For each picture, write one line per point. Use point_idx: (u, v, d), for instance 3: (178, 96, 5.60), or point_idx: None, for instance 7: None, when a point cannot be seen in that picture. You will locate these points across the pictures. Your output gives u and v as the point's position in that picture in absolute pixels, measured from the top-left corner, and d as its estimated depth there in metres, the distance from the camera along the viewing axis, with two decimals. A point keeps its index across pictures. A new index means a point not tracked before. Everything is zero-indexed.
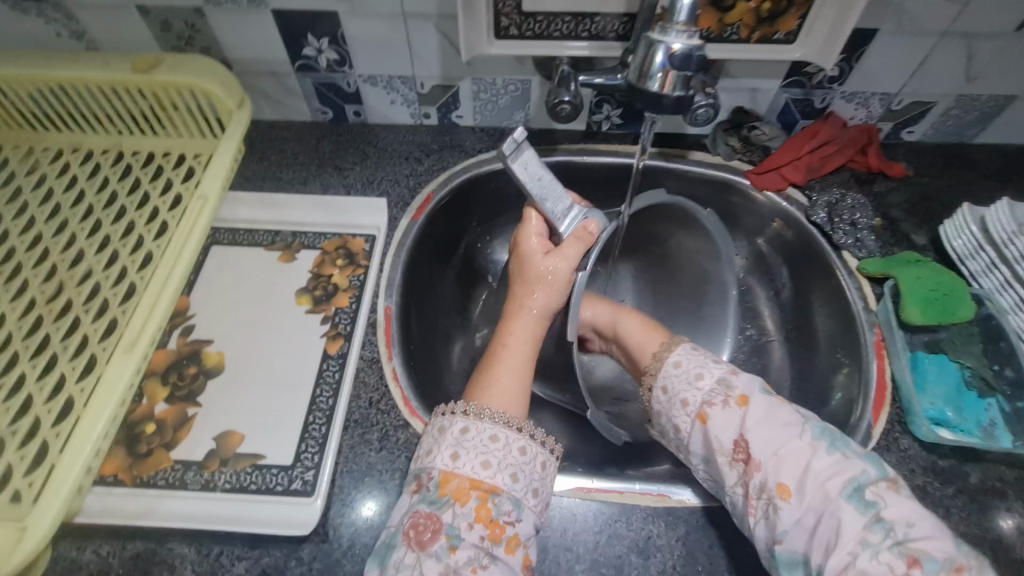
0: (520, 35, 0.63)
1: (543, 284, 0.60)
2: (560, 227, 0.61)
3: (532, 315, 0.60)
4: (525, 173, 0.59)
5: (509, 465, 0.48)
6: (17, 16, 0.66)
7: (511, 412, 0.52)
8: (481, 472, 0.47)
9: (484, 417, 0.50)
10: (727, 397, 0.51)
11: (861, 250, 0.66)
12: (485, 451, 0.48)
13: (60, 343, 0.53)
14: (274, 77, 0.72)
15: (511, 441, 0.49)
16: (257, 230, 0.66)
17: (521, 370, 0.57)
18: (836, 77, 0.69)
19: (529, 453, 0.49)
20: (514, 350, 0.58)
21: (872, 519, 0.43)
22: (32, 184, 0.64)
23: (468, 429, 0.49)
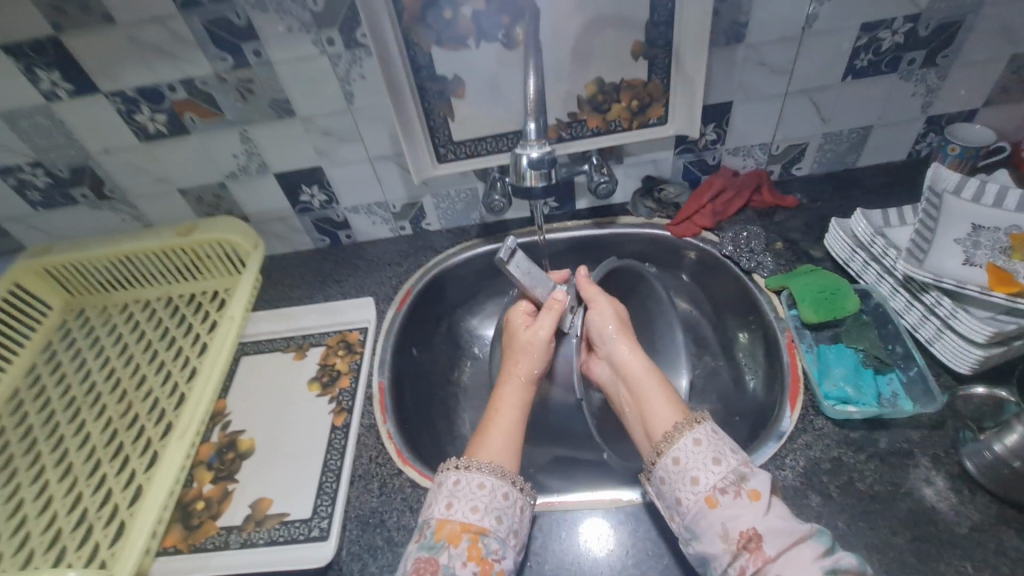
0: (456, 158, 0.83)
1: (530, 354, 0.69)
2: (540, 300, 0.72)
3: (518, 383, 0.68)
4: (519, 271, 0.69)
5: (494, 509, 0.56)
6: (96, 212, 0.90)
7: (498, 464, 0.60)
8: (471, 516, 0.55)
9: (473, 468, 0.59)
10: (739, 488, 0.53)
11: (765, 270, 0.78)
12: (474, 498, 0.56)
13: (131, 447, 0.68)
14: (282, 220, 0.93)
15: (497, 488, 0.58)
16: (276, 338, 0.83)
17: (511, 434, 0.64)
18: (716, 140, 0.86)
19: (512, 498, 0.58)
20: (504, 414, 0.66)
21: None
22: (107, 331, 0.84)
23: (459, 480, 0.58)
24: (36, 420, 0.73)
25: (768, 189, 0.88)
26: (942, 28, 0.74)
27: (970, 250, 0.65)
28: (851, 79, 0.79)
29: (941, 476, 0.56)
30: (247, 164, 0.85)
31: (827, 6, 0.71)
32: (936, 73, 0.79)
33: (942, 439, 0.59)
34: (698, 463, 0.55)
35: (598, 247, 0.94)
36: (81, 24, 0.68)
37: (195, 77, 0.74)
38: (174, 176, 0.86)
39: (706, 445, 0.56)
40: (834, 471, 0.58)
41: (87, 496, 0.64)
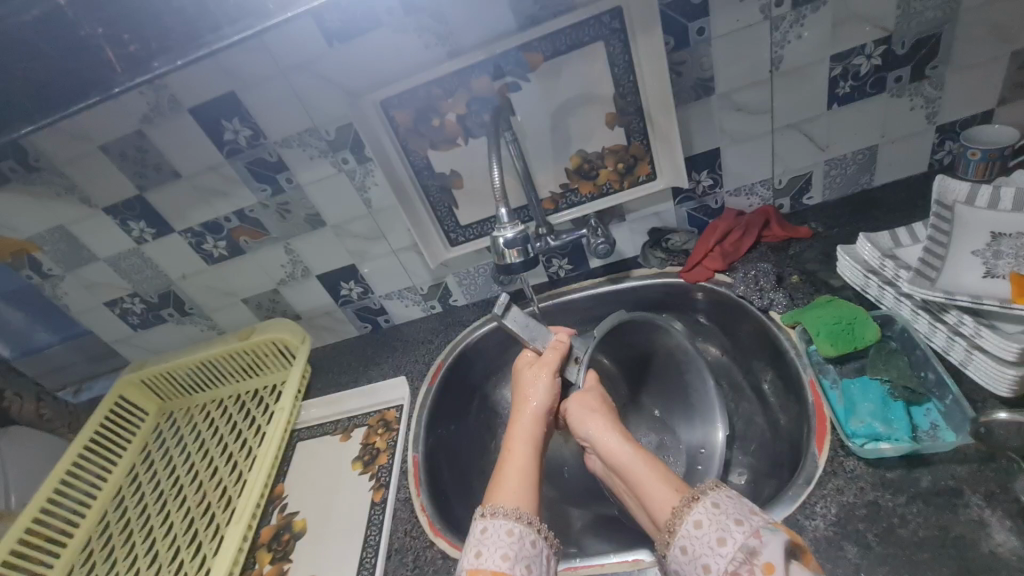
0: (467, 239, 0.91)
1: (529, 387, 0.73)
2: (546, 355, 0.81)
3: (523, 413, 0.70)
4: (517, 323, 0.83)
5: (525, 557, 0.54)
6: (180, 327, 1.06)
7: (520, 506, 0.58)
8: (502, 563, 0.53)
9: (497, 514, 0.57)
10: (752, 567, 0.44)
11: (780, 307, 0.77)
12: (504, 546, 0.54)
13: (205, 532, 0.77)
14: (328, 314, 1.05)
15: (524, 537, 0.55)
16: (326, 422, 0.92)
17: (523, 467, 0.62)
18: (713, 185, 0.87)
19: (540, 545, 0.55)
20: (515, 449, 0.65)
21: None
22: (189, 429, 0.96)
23: (486, 528, 0.56)
24: (133, 512, 0.84)
25: (778, 223, 0.87)
26: (919, 42, 0.74)
27: (991, 260, 0.62)
28: (836, 106, 0.80)
29: (998, 515, 0.50)
30: (293, 270, 0.98)
31: (789, 47, 0.74)
32: (930, 84, 0.78)
33: (995, 472, 0.53)
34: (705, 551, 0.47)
35: (617, 302, 0.97)
36: (157, 183, 0.85)
37: (245, 207, 0.89)
38: (236, 289, 1.00)
39: (705, 523, 0.47)
40: (871, 517, 0.54)
41: None
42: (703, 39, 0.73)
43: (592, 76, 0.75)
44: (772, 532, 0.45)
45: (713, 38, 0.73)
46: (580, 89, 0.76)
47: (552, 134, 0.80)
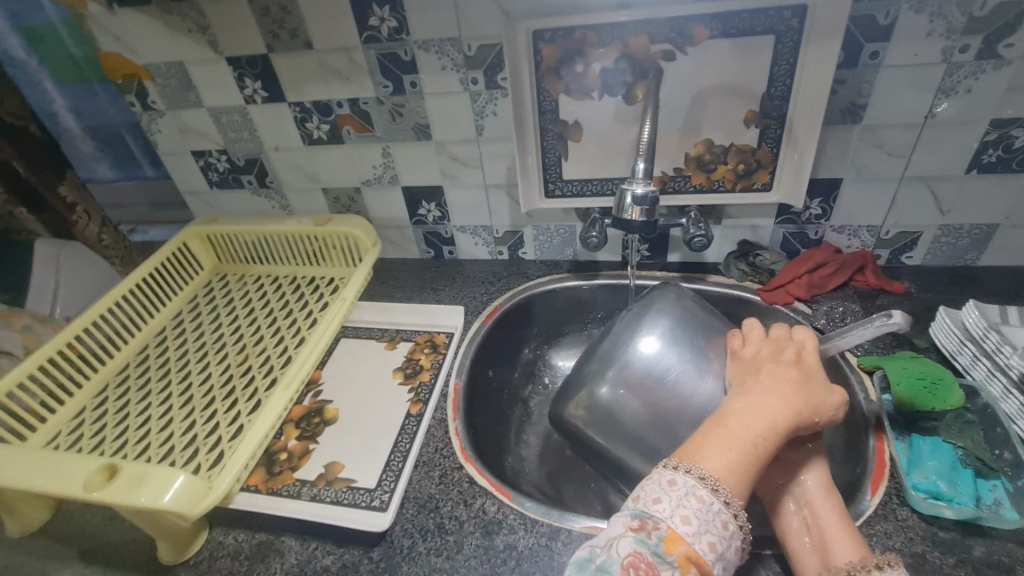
0: (563, 195, 0.90)
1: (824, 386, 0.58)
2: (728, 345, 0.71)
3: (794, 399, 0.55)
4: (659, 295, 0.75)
5: (722, 558, 0.46)
6: (255, 198, 1.07)
7: (735, 495, 0.48)
8: (707, 552, 0.45)
9: (716, 491, 0.47)
10: None
11: (858, 349, 0.76)
12: (714, 532, 0.46)
13: (242, 391, 0.78)
14: (397, 229, 1.05)
15: (732, 534, 0.47)
16: (373, 328, 0.92)
17: (758, 456, 0.52)
18: (821, 215, 0.86)
19: (737, 549, 0.47)
20: (756, 428, 0.53)
21: None
22: (240, 295, 0.97)
23: (703, 496, 0.47)
24: (174, 354, 0.86)
25: (873, 271, 0.85)
26: None
27: None
28: (975, 172, 0.77)
29: None
30: (382, 174, 0.98)
31: (954, 98, 0.72)
32: None
33: None
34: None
35: None
36: (288, 48, 0.85)
37: (361, 98, 0.88)
38: (321, 176, 1.01)
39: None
40: (915, 567, 0.53)
41: (199, 423, 0.73)
42: (873, 64, 0.71)
43: (751, 68, 0.73)
44: None
45: (884, 66, 0.71)
46: (733, 77, 0.74)
47: (686, 115, 0.79)
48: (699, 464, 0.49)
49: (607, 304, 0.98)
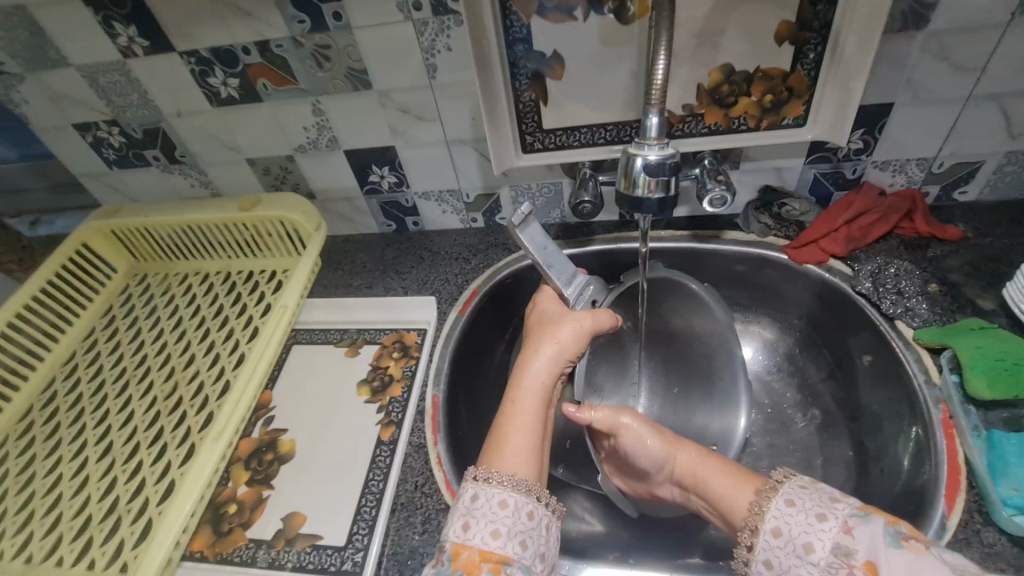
0: (544, 148, 0.73)
1: (562, 329, 0.60)
2: (569, 291, 0.64)
3: (545, 361, 0.58)
4: (534, 246, 0.63)
5: (519, 533, 0.47)
6: (167, 177, 0.87)
7: (523, 474, 0.50)
8: (491, 542, 0.46)
9: (494, 482, 0.49)
10: (851, 569, 0.42)
11: (914, 319, 0.62)
12: (495, 519, 0.47)
13: (170, 433, 0.64)
14: (348, 201, 0.86)
15: (523, 506, 0.48)
16: (330, 329, 0.77)
17: (531, 426, 0.54)
18: (862, 149, 0.70)
19: (536, 518, 0.49)
20: (522, 406, 0.56)
21: None
22: (165, 303, 0.80)
23: (478, 495, 0.49)
24: (87, 389, 0.70)
25: (923, 215, 0.70)
26: None
27: None
28: None
29: None
30: (317, 137, 0.78)
31: None
32: None
33: None
34: (792, 556, 0.45)
35: (695, 265, 0.79)
36: None
37: (271, 39, 0.67)
38: (242, 145, 0.80)
39: (801, 505, 0.46)
40: None
41: (120, 482, 0.60)
42: None
43: None
44: (863, 524, 0.43)
45: None
46: None
47: (699, 33, 0.60)
48: (479, 466, 0.51)
49: (603, 272, 0.82)
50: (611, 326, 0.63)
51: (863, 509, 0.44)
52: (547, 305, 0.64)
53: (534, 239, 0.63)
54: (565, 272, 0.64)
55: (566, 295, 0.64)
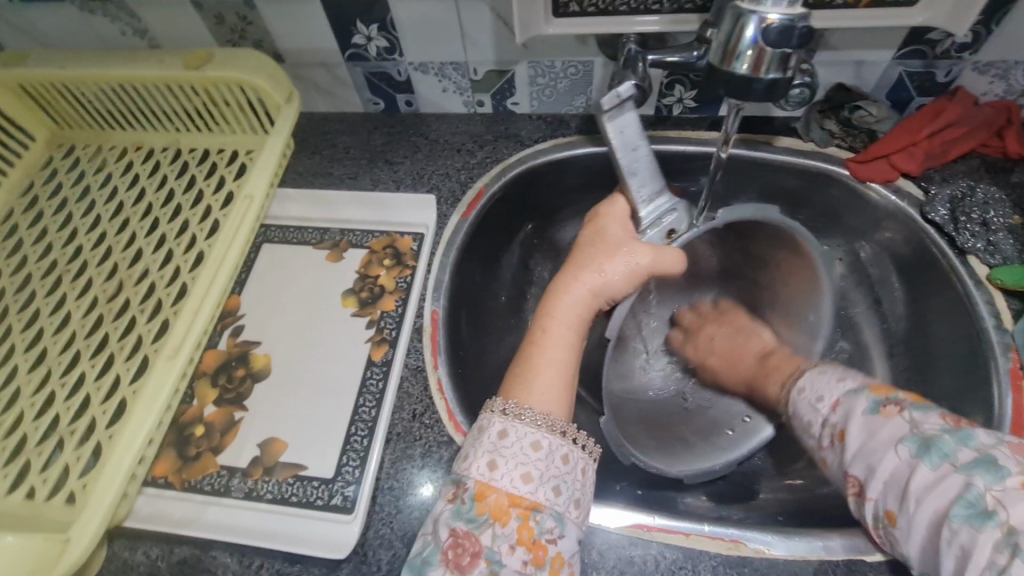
0: (582, 12, 0.56)
1: (615, 260, 0.50)
2: (642, 211, 0.53)
3: (585, 292, 0.49)
4: (619, 138, 0.52)
5: (551, 477, 0.40)
6: (86, 17, 0.66)
7: (555, 413, 0.43)
8: (521, 486, 0.39)
9: (523, 418, 0.42)
10: (831, 433, 0.43)
11: (993, 256, 0.55)
12: (526, 461, 0.40)
13: (116, 343, 0.54)
14: (325, 68, 0.69)
15: (556, 449, 0.41)
16: (307, 228, 0.65)
17: (566, 362, 0.47)
18: (969, 45, 0.57)
19: (573, 462, 0.42)
20: (557, 337, 0.48)
21: (997, 536, 0.32)
22: (101, 183, 0.65)
23: (506, 432, 0.41)
24: (9, 283, 0.58)
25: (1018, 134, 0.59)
26: None
27: None
28: None
29: None
30: None
31: None
32: None
33: None
34: (806, 407, 0.47)
35: (739, 175, 0.67)
36: None
37: None
38: None
39: (811, 389, 0.47)
40: None
41: (60, 398, 0.51)
42: None
43: None
44: (846, 394, 0.44)
45: None
46: None
47: None
48: (503, 397, 0.44)
49: None
50: (674, 269, 0.51)
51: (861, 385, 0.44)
52: (610, 224, 0.53)
53: (624, 134, 0.52)
54: (649, 185, 0.53)
55: (639, 215, 0.53)
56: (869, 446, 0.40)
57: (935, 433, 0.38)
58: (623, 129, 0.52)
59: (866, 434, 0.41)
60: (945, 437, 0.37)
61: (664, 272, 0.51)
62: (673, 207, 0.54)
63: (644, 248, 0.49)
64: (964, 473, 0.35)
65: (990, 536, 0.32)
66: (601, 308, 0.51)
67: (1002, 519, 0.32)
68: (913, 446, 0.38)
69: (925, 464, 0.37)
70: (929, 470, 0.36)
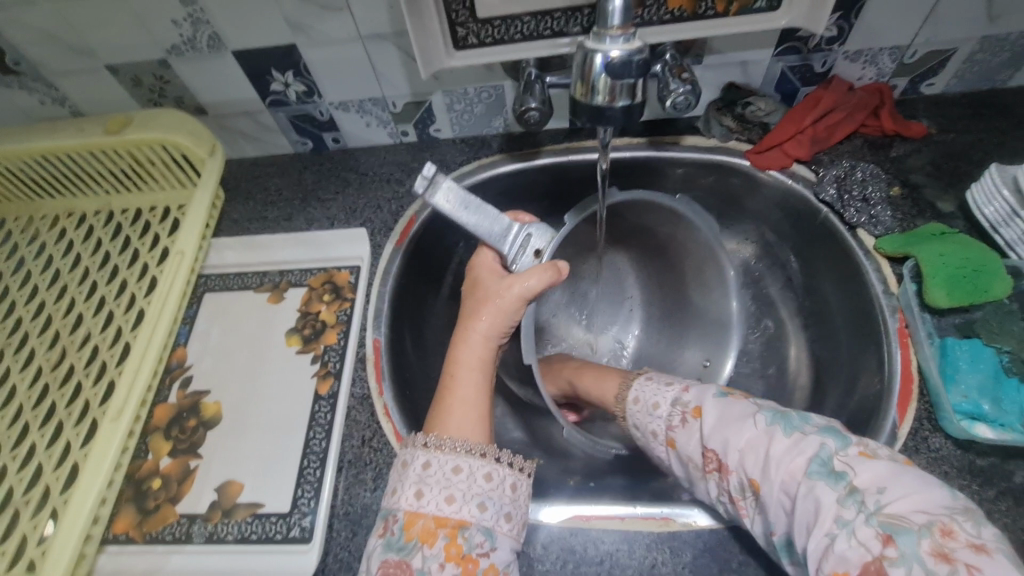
0: (481, 43, 0.60)
1: (491, 303, 0.54)
2: (504, 248, 0.57)
3: (478, 337, 0.54)
4: (450, 202, 0.56)
5: (475, 495, 0.43)
6: (3, 91, 0.67)
7: (473, 438, 0.46)
8: (446, 508, 0.42)
9: (445, 448, 0.45)
10: (684, 413, 0.48)
11: (877, 227, 0.60)
12: (448, 484, 0.43)
13: (64, 410, 0.55)
14: (248, 116, 0.71)
15: (475, 469, 0.44)
16: (247, 273, 0.67)
17: (475, 399, 0.50)
18: (835, 38, 0.62)
19: (496, 479, 0.44)
20: (464, 379, 0.52)
21: (846, 492, 0.37)
22: (34, 254, 0.66)
23: (430, 463, 0.44)
24: None
25: (890, 112, 0.66)
26: None
27: None
28: None
29: None
30: (193, 36, 0.61)
31: None
32: None
33: None
34: (646, 416, 0.52)
35: (652, 175, 0.72)
36: None
37: None
38: (95, 47, 0.62)
39: (656, 380, 0.54)
40: None
41: (12, 470, 0.52)
42: None
43: None
44: (698, 386, 0.50)
45: None
46: None
47: None
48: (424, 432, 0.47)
49: (557, 188, 0.74)
50: (544, 283, 0.54)
51: (683, 389, 0.51)
52: (480, 273, 0.58)
53: (452, 199, 0.56)
54: (499, 223, 0.57)
55: (504, 253, 0.57)
56: (725, 420, 0.45)
57: (786, 409, 0.44)
58: (449, 197, 0.56)
59: (721, 414, 0.46)
60: (794, 413, 0.43)
61: (538, 293, 0.54)
62: (532, 228, 0.58)
63: (508, 283, 0.54)
64: (818, 437, 0.41)
65: (840, 491, 0.37)
66: (500, 343, 0.56)
67: (852, 476, 0.37)
68: (771, 415, 0.44)
69: (781, 431, 0.42)
70: (783, 436, 0.42)
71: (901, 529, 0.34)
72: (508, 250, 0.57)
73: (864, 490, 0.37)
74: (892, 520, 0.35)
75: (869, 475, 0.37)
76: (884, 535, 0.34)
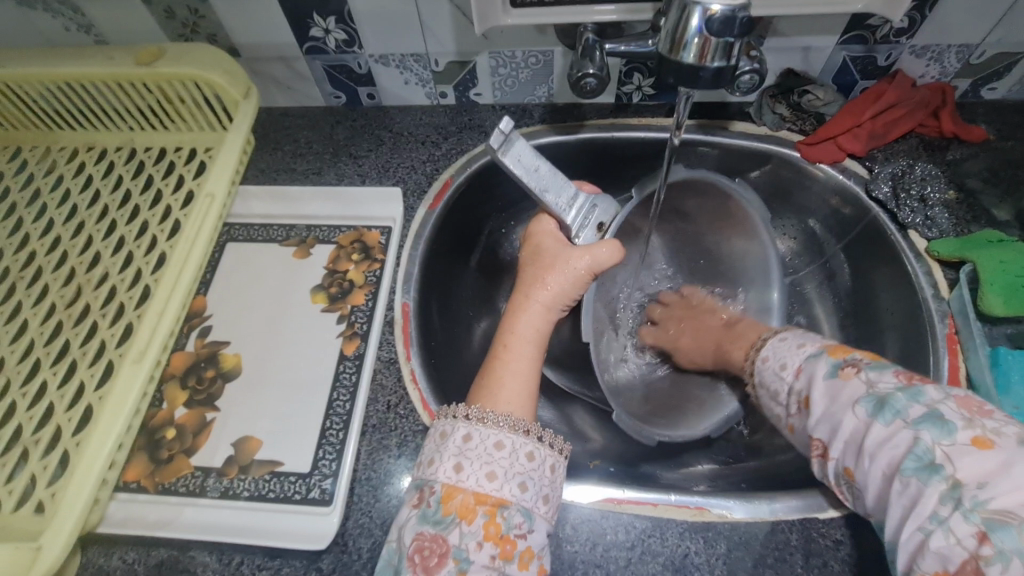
0: (539, 2, 0.57)
1: (557, 272, 0.52)
2: (567, 218, 0.55)
3: (539, 308, 0.52)
4: (519, 166, 0.53)
5: (517, 474, 0.41)
6: (26, 13, 0.63)
7: (519, 414, 0.44)
8: (487, 484, 0.40)
9: (488, 421, 0.43)
10: (800, 403, 0.46)
11: (931, 229, 0.59)
12: (490, 461, 0.41)
13: (78, 349, 0.53)
14: (283, 62, 0.67)
15: (517, 447, 0.42)
16: (272, 225, 0.64)
17: (528, 372, 0.48)
18: (906, 30, 0.59)
19: (538, 458, 0.43)
20: (516, 351, 0.50)
21: (946, 488, 0.34)
22: (51, 186, 0.63)
23: (471, 435, 0.42)
24: None
25: (952, 113, 0.63)
26: None
27: None
28: None
29: None
30: None
31: None
32: None
33: None
34: (772, 401, 0.49)
35: (696, 160, 0.69)
36: None
37: None
38: None
39: (774, 356, 0.50)
40: None
41: (21, 408, 0.50)
42: None
43: None
44: (811, 359, 0.46)
45: None
46: None
47: None
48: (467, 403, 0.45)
49: (597, 165, 0.72)
50: (612, 261, 0.53)
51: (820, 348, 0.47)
52: (544, 240, 0.55)
53: (522, 161, 0.53)
54: (566, 192, 0.55)
55: (567, 224, 0.55)
56: (833, 408, 0.42)
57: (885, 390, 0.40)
58: (520, 157, 0.53)
59: (828, 397, 0.43)
60: (897, 394, 0.39)
61: (604, 268, 0.53)
62: (598, 201, 0.56)
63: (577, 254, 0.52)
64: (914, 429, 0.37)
65: (936, 487, 0.35)
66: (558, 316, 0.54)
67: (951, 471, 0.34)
68: (869, 404, 0.40)
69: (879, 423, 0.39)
70: (881, 428, 0.39)
71: (1001, 526, 0.32)
72: (570, 222, 0.55)
73: (964, 485, 0.34)
74: (997, 516, 0.32)
75: (975, 467, 0.34)
76: (980, 531, 0.32)
